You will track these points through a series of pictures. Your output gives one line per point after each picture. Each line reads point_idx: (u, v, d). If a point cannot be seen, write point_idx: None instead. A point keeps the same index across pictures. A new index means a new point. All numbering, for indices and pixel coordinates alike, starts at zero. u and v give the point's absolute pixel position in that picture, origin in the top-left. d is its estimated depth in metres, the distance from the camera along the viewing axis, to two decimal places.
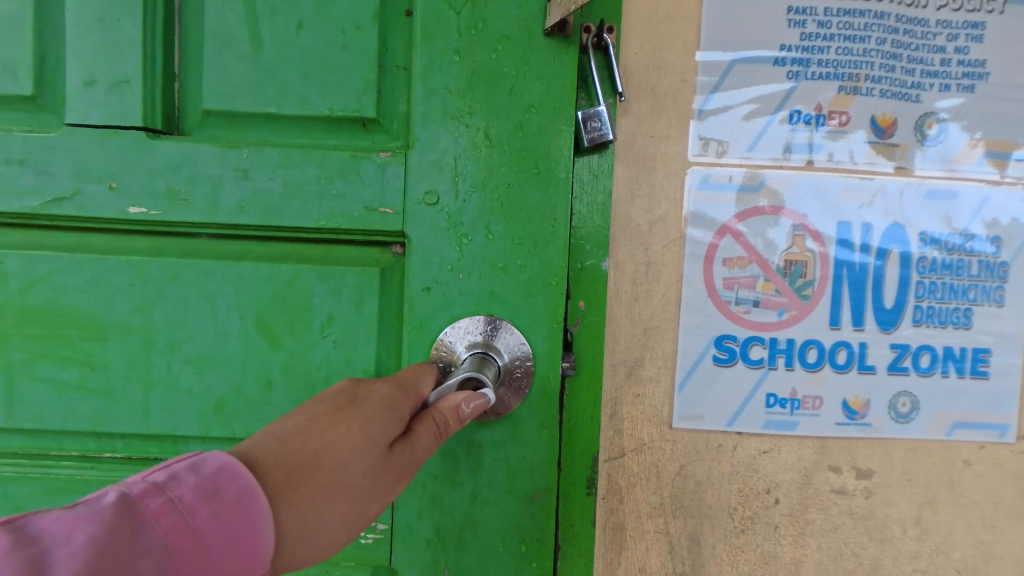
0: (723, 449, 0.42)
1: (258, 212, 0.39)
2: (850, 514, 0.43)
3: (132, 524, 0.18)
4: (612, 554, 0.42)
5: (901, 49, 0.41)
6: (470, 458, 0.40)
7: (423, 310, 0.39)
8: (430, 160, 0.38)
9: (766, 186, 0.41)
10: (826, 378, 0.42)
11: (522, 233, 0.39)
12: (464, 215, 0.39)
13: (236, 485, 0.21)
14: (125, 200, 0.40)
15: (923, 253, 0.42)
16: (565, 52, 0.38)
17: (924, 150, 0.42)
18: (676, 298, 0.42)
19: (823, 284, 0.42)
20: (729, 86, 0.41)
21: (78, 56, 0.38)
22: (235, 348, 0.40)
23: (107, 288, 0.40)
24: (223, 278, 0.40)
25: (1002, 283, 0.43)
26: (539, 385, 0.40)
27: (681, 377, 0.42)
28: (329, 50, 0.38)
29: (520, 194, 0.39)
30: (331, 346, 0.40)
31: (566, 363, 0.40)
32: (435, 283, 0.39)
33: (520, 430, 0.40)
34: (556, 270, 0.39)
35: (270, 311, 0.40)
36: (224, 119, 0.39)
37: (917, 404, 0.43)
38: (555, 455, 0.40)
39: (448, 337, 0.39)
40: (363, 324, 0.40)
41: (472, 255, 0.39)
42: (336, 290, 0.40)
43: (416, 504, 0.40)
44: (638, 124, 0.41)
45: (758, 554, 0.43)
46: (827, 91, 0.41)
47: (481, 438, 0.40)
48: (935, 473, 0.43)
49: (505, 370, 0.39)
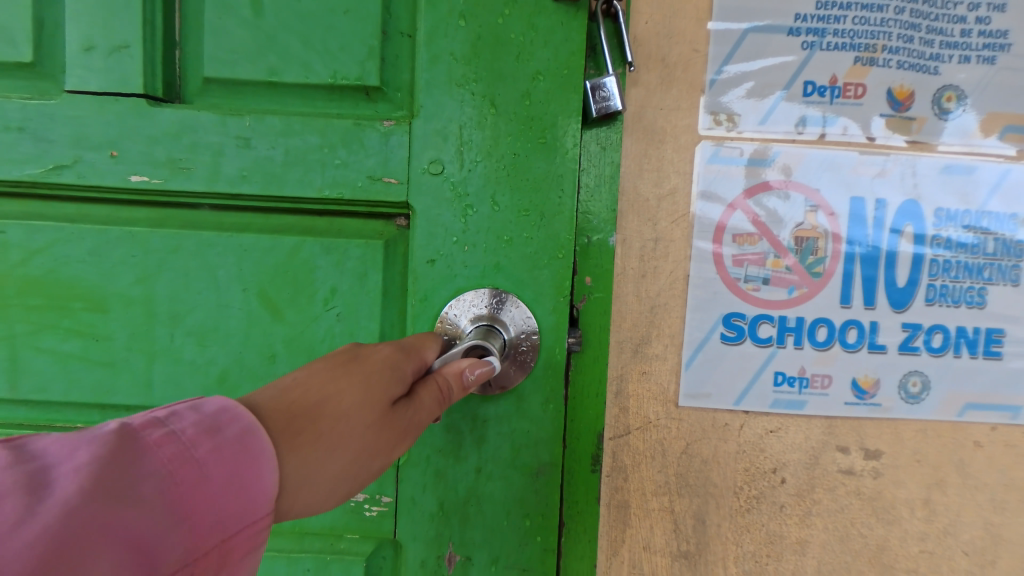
0: (730, 428, 0.42)
1: (259, 181, 0.39)
2: (857, 494, 0.42)
3: (131, 451, 0.18)
4: (616, 532, 0.42)
5: (921, 19, 0.40)
6: (474, 432, 0.40)
7: (426, 283, 0.39)
8: (434, 129, 0.38)
9: (779, 160, 0.40)
10: (835, 357, 0.41)
11: (527, 204, 0.38)
12: (469, 184, 0.38)
13: (238, 425, 0.21)
14: (125, 168, 0.39)
15: (938, 230, 0.41)
16: (572, 18, 0.37)
17: (943, 124, 0.41)
18: (684, 275, 0.41)
19: (834, 261, 0.41)
20: (741, 56, 0.40)
21: (77, 21, 0.38)
22: (237, 320, 0.40)
23: (108, 258, 0.40)
24: (225, 250, 0.39)
25: (1018, 262, 0.42)
26: (544, 358, 0.39)
27: (688, 356, 0.41)
28: (332, 16, 0.37)
29: (526, 163, 0.38)
30: (335, 320, 0.40)
31: (572, 338, 0.40)
32: (440, 256, 0.39)
33: (524, 404, 0.39)
34: (562, 242, 0.38)
35: (272, 283, 0.40)
36: (225, 87, 0.39)
37: (928, 384, 0.42)
38: (560, 430, 0.40)
39: (453, 311, 0.39)
40: (366, 297, 0.39)
41: (477, 226, 0.38)
42: (338, 263, 0.39)
43: (419, 477, 0.40)
44: (648, 96, 0.40)
45: (763, 534, 0.42)
46: (842, 62, 0.40)
47: (486, 412, 0.39)
48: (945, 454, 0.43)
49: (510, 344, 0.39)
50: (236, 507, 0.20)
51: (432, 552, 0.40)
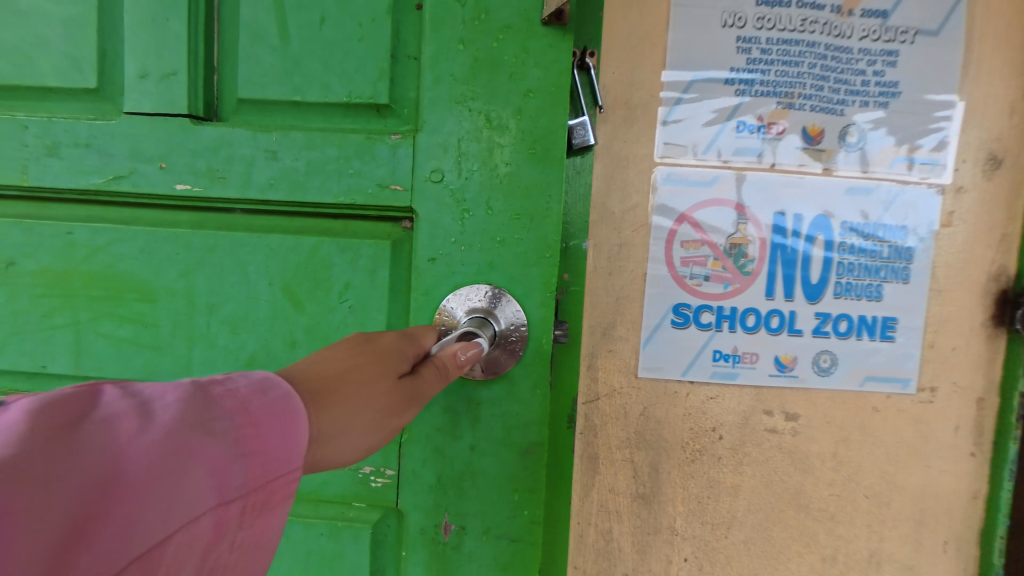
0: (678, 394, 0.52)
1: (284, 187, 0.49)
2: (779, 448, 0.53)
3: (203, 398, 0.23)
4: (587, 477, 0.53)
5: (829, 72, 0.50)
6: (469, 412, 0.50)
7: (428, 276, 0.49)
8: (437, 141, 0.48)
9: (717, 182, 0.51)
10: (761, 338, 0.52)
11: (519, 209, 0.48)
12: (466, 190, 0.48)
13: (280, 388, 0.27)
14: (172, 177, 0.49)
15: (844, 238, 0.52)
16: (560, 40, 0.46)
17: (848, 154, 0.51)
18: (643, 273, 0.51)
19: (761, 262, 0.51)
20: (688, 99, 0.50)
21: (134, 53, 0.48)
22: (265, 309, 0.50)
23: (157, 255, 0.50)
24: (255, 249, 0.50)
25: (908, 264, 0.53)
26: (532, 348, 0.49)
27: (645, 337, 0.52)
28: (348, 42, 0.47)
29: (517, 173, 0.48)
30: (347, 310, 0.50)
31: (559, 331, 0.50)
32: (440, 254, 0.49)
33: (515, 389, 0.49)
34: (550, 244, 0.48)
35: (295, 278, 0.50)
36: (255, 105, 0.49)
37: (835, 361, 0.53)
38: (545, 415, 0.49)
39: (450, 304, 0.49)
40: (375, 289, 0.50)
41: (473, 226, 0.49)
42: (353, 261, 0.49)
43: (420, 452, 0.51)
44: (614, 131, 0.50)
45: (705, 480, 0.53)
46: (767, 105, 0.50)
47: (479, 395, 0.50)
48: (850, 417, 0.53)
49: (501, 334, 0.49)
50: (278, 456, 0.25)
51: (432, 520, 0.51)
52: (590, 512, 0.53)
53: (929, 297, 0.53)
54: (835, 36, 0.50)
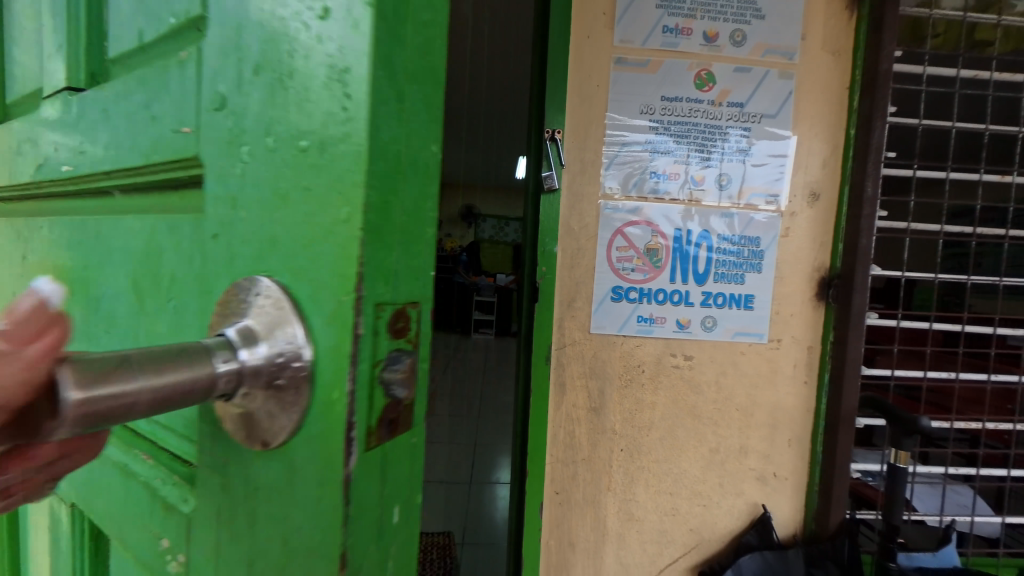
0: (616, 343, 0.82)
1: (109, 154, 0.39)
2: (681, 377, 0.83)
3: None
4: (558, 396, 0.82)
5: (707, 141, 0.81)
6: (243, 513, 0.27)
7: (213, 263, 0.30)
8: (215, 34, 0.28)
9: (638, 209, 0.81)
10: (667, 307, 0.82)
11: (307, 132, 0.25)
12: (245, 108, 0.27)
13: None
14: (60, 160, 0.45)
15: (719, 244, 0.82)
16: None
17: (720, 192, 0.82)
18: (593, 266, 0.81)
19: (666, 259, 0.82)
20: (620, 158, 0.81)
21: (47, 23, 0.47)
22: (118, 311, 0.38)
23: (65, 242, 0.45)
24: (111, 231, 0.39)
25: (760, 261, 0.83)
26: (318, 414, 0.24)
27: (594, 307, 0.82)
28: None
29: (311, 55, 0.24)
30: (165, 316, 0.34)
31: (393, 378, 0.25)
32: (222, 228, 0.29)
33: (298, 483, 0.25)
34: (349, 194, 0.23)
35: (136, 271, 0.36)
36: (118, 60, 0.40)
37: (715, 322, 0.83)
38: (341, 548, 0.24)
39: (234, 296, 0.27)
40: (179, 281, 0.32)
41: (257, 172, 0.27)
42: (177, 245, 0.33)
43: (204, 562, 0.31)
44: (573, 178, 0.81)
45: (633, 398, 0.83)
46: (669, 162, 0.81)
47: (256, 483, 0.27)
48: (726, 358, 0.84)
49: (252, 372, 0.24)
50: None
51: None
52: (560, 419, 0.83)
53: (776, 281, 0.83)
54: (711, 119, 0.81)
